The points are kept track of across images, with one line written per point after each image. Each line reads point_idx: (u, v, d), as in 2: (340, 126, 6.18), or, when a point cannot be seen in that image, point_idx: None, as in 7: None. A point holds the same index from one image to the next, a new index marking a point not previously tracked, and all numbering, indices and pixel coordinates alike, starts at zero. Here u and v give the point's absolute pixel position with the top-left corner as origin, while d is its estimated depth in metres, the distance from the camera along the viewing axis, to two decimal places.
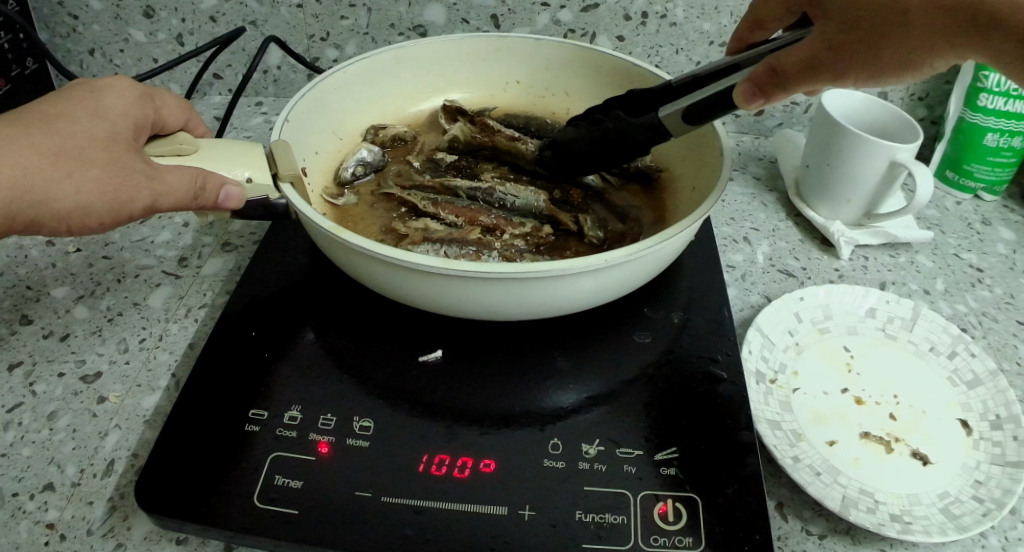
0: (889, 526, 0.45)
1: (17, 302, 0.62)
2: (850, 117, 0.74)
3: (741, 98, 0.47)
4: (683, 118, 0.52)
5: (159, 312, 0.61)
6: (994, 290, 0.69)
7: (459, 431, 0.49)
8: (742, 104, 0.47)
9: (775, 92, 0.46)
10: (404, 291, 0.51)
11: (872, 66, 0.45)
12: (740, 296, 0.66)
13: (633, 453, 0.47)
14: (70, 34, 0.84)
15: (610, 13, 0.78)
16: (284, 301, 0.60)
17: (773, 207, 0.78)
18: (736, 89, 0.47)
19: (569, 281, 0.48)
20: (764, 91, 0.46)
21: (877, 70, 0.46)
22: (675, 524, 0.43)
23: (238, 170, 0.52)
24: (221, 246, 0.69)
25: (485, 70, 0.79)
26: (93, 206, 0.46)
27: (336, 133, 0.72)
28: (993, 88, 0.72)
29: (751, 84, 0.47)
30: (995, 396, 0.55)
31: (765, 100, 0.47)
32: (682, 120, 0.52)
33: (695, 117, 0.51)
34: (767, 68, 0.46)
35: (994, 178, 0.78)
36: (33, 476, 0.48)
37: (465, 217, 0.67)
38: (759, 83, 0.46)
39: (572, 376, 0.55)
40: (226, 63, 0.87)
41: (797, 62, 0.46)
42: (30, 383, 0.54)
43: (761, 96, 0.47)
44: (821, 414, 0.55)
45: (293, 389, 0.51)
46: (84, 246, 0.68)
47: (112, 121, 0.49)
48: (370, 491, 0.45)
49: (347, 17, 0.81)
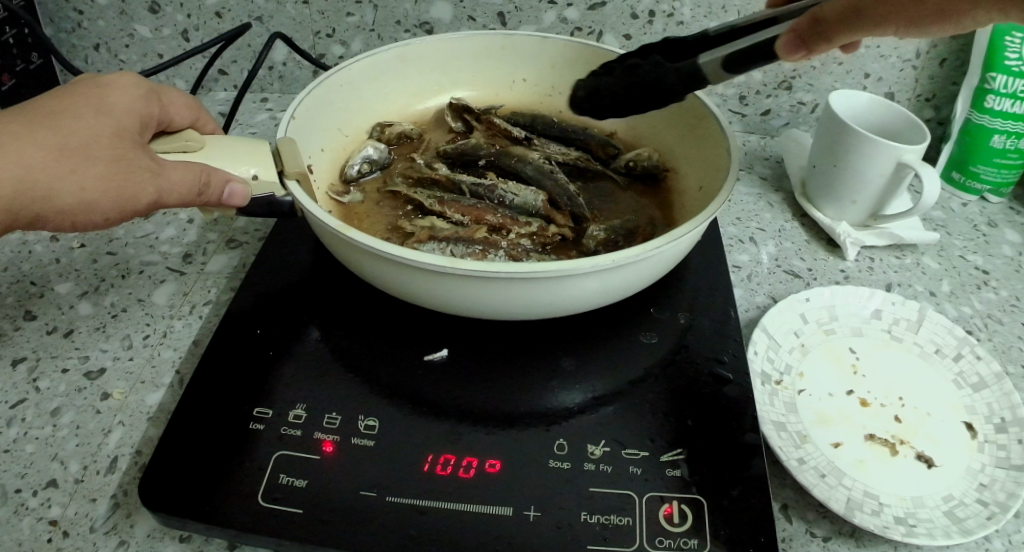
0: (893, 528, 0.45)
1: (20, 297, 0.61)
2: (858, 118, 0.74)
3: (785, 50, 0.47)
4: (721, 68, 0.50)
5: (162, 309, 0.61)
6: (999, 292, 0.68)
7: (464, 431, 0.49)
8: (784, 54, 0.47)
9: (820, 43, 0.46)
10: (410, 290, 0.51)
11: (908, 19, 0.47)
12: (745, 297, 0.65)
13: (638, 454, 0.47)
14: (74, 29, 0.84)
15: (616, 12, 0.78)
16: (288, 299, 0.60)
17: (779, 208, 0.77)
18: (778, 42, 0.47)
19: (574, 281, 0.48)
20: (808, 42, 0.46)
21: (912, 19, 0.47)
22: (680, 526, 0.43)
23: (243, 167, 0.52)
24: (225, 242, 0.68)
25: (490, 68, 0.79)
26: (98, 201, 0.46)
27: (342, 130, 0.72)
28: (999, 90, 0.72)
29: (793, 36, 0.46)
30: (1000, 399, 0.55)
31: (806, 52, 0.47)
32: (722, 69, 0.51)
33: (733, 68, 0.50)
34: (811, 17, 0.46)
35: (1000, 180, 0.77)
36: (35, 473, 0.48)
37: (471, 217, 0.67)
38: (801, 33, 0.46)
39: (576, 376, 0.54)
40: (231, 59, 0.87)
41: (839, 10, 0.46)
42: (33, 379, 0.54)
43: (806, 48, 0.46)
44: (827, 416, 0.54)
45: (297, 389, 0.51)
46: (87, 242, 0.68)
47: (118, 116, 0.49)
48: (374, 490, 0.44)
49: (352, 13, 0.81)
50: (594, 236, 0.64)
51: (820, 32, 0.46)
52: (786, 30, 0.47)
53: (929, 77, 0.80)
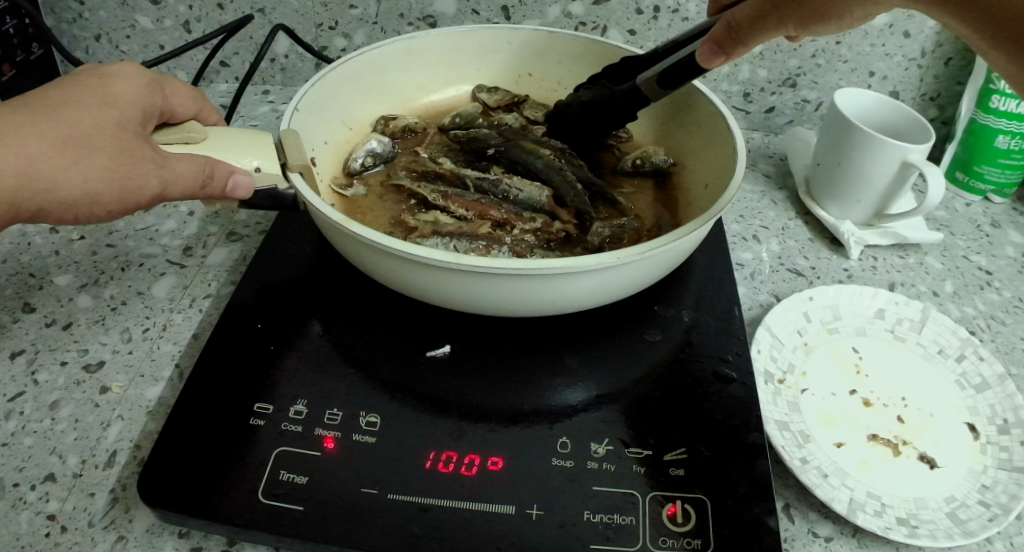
0: (896, 530, 0.45)
1: (19, 289, 0.61)
2: (863, 116, 0.73)
3: (705, 59, 0.53)
4: (657, 83, 0.58)
5: (163, 302, 0.60)
6: (1002, 293, 0.68)
7: (467, 428, 0.49)
8: (704, 62, 0.53)
9: (733, 47, 0.52)
10: (414, 285, 0.51)
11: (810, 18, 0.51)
12: (749, 295, 0.65)
13: (641, 453, 0.47)
14: (76, 20, 0.83)
15: (622, 7, 0.78)
16: (291, 293, 0.60)
17: (782, 206, 0.77)
18: (699, 52, 0.53)
19: (577, 278, 0.48)
20: (724, 49, 0.52)
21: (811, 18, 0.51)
22: (682, 526, 0.43)
23: (246, 159, 0.51)
24: (226, 236, 0.68)
25: (495, 62, 0.79)
26: (101, 194, 0.45)
27: (346, 123, 0.72)
28: (1005, 90, 0.71)
29: (711, 45, 0.52)
30: (1003, 400, 0.55)
31: (724, 58, 0.53)
32: (657, 83, 0.58)
33: (667, 83, 0.58)
34: (725, 26, 0.52)
35: (1003, 180, 0.77)
36: (34, 467, 0.47)
37: (475, 211, 0.66)
38: (719, 43, 0.52)
39: (579, 374, 0.54)
40: (233, 51, 0.86)
41: (751, 18, 0.51)
42: (32, 372, 0.54)
43: (722, 54, 0.52)
44: (830, 415, 0.54)
45: (300, 385, 0.51)
46: (87, 234, 0.67)
47: (121, 108, 0.49)
48: (374, 488, 0.44)
49: (355, 6, 0.80)
50: (598, 233, 0.63)
51: (732, 39, 0.52)
52: (705, 41, 0.53)
53: (934, 76, 0.80)
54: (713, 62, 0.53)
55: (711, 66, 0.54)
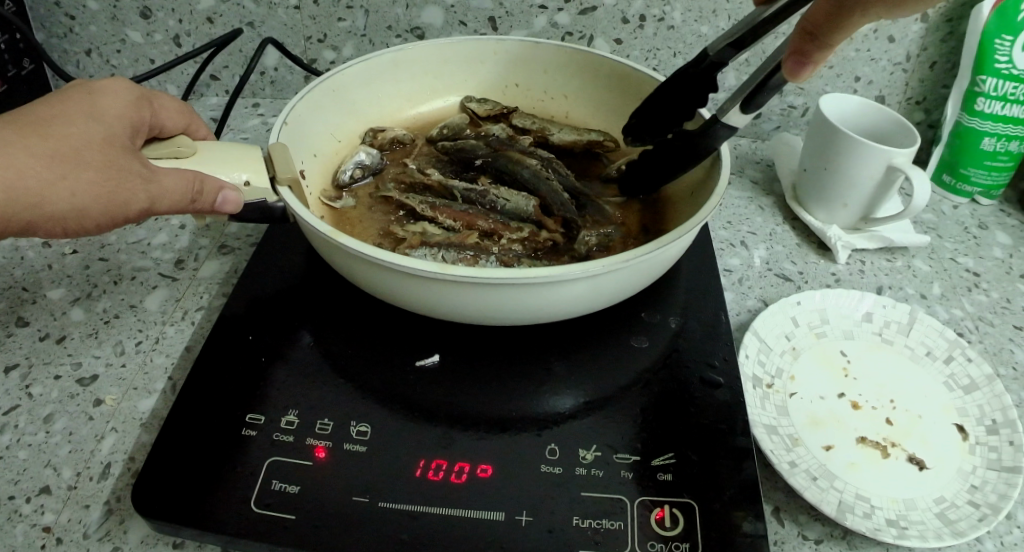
0: (885, 531, 0.46)
1: (12, 304, 0.61)
2: (847, 121, 0.74)
3: (790, 72, 0.47)
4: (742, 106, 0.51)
5: (155, 315, 0.61)
6: (990, 294, 0.69)
7: (456, 436, 0.49)
8: (793, 76, 0.48)
9: (818, 52, 0.47)
10: (403, 295, 0.51)
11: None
12: (737, 300, 0.66)
13: (629, 459, 0.48)
14: (66, 35, 0.84)
15: (607, 16, 0.78)
16: (282, 304, 0.60)
17: (770, 211, 0.78)
18: (783, 66, 0.48)
19: (565, 286, 0.48)
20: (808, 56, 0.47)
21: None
22: (671, 530, 0.43)
23: (235, 173, 0.52)
24: (217, 248, 0.68)
25: (483, 73, 0.79)
26: (90, 208, 0.46)
27: (335, 136, 0.73)
28: (989, 92, 0.72)
29: (795, 56, 0.47)
30: (991, 401, 0.55)
31: (811, 65, 0.47)
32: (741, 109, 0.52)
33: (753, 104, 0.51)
34: (800, 33, 0.47)
35: (990, 182, 0.78)
36: (28, 480, 0.48)
37: (463, 222, 0.67)
38: (800, 51, 0.47)
39: (567, 381, 0.55)
40: (223, 64, 0.87)
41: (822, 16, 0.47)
42: (26, 386, 0.54)
43: (809, 62, 0.47)
44: (818, 419, 0.55)
45: (291, 395, 0.51)
46: (79, 248, 0.68)
47: (109, 123, 0.49)
48: (366, 496, 0.45)
49: (343, 18, 0.81)
50: (585, 241, 0.64)
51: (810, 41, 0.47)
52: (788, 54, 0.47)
53: (919, 80, 0.80)
54: (803, 73, 0.47)
55: (802, 77, 0.48)
